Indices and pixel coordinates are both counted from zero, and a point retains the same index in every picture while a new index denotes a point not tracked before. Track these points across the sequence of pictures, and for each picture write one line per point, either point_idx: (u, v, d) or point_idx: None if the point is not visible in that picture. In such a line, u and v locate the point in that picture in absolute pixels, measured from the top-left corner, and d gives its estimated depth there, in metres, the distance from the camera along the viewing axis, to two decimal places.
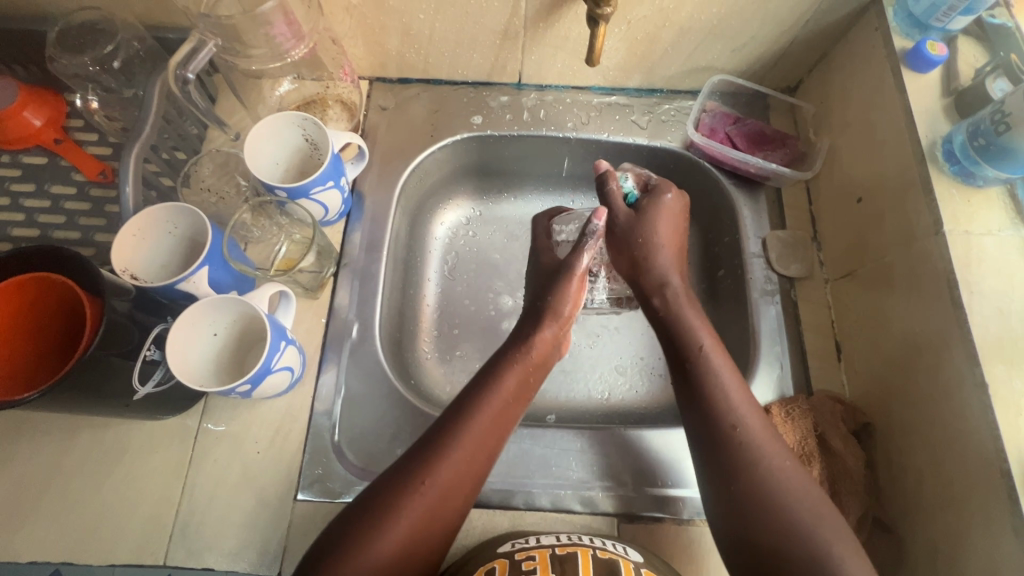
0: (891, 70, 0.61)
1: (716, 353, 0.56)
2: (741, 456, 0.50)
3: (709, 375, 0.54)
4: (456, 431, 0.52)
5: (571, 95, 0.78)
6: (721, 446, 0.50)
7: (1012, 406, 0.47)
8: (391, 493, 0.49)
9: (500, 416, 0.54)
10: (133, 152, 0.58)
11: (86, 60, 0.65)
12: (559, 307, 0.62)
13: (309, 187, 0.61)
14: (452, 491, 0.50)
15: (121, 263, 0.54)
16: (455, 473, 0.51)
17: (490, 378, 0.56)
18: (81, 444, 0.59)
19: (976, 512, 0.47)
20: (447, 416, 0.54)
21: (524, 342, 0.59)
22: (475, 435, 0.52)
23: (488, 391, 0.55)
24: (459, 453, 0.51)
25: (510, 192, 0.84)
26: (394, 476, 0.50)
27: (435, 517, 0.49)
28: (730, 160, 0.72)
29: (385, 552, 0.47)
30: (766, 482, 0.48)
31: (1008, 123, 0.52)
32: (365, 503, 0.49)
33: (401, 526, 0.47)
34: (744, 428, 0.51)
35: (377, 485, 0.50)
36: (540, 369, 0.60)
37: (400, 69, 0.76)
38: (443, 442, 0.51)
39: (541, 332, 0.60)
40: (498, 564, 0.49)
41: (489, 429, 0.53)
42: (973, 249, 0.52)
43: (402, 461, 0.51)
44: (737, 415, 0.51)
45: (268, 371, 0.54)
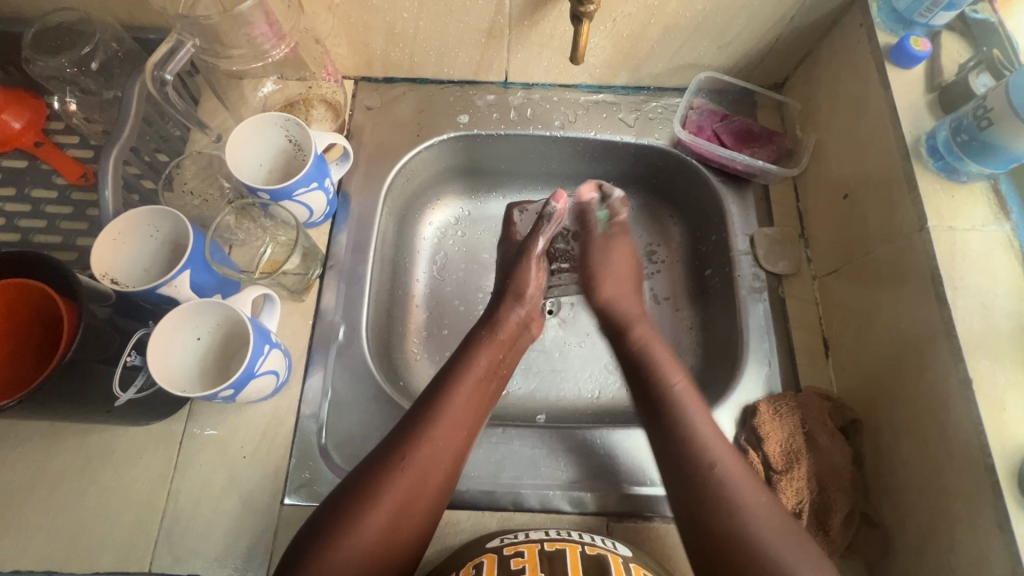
0: (876, 66, 0.61)
1: (687, 392, 0.56)
2: (717, 493, 0.49)
3: (684, 418, 0.54)
4: (433, 406, 0.54)
5: (557, 93, 0.78)
6: (700, 482, 0.50)
7: (995, 400, 0.47)
8: (373, 468, 0.50)
9: (474, 393, 0.57)
10: (113, 154, 0.57)
11: (63, 62, 0.64)
12: (527, 288, 0.67)
13: (292, 189, 0.60)
14: (432, 466, 0.51)
15: (100, 269, 0.54)
16: (435, 447, 0.52)
17: (463, 357, 0.59)
18: (64, 451, 0.58)
19: (961, 507, 0.47)
20: (425, 395, 0.56)
21: (492, 323, 0.64)
22: (451, 411, 0.54)
23: (461, 368, 0.58)
24: (436, 428, 0.53)
25: (499, 191, 0.84)
26: (373, 457, 0.52)
27: (418, 493, 0.50)
28: (717, 158, 0.72)
29: (371, 531, 0.47)
30: (742, 518, 0.48)
31: (990, 119, 0.51)
32: (350, 484, 0.50)
33: (385, 500, 0.49)
34: (722, 467, 0.51)
35: (361, 465, 0.51)
36: (510, 349, 0.64)
37: (385, 68, 0.76)
38: (420, 417, 0.54)
39: (504, 312, 0.65)
40: (486, 559, 0.49)
41: (466, 405, 0.56)
42: (958, 245, 0.52)
43: (381, 443, 0.53)
44: (714, 453, 0.51)
45: (252, 375, 0.54)
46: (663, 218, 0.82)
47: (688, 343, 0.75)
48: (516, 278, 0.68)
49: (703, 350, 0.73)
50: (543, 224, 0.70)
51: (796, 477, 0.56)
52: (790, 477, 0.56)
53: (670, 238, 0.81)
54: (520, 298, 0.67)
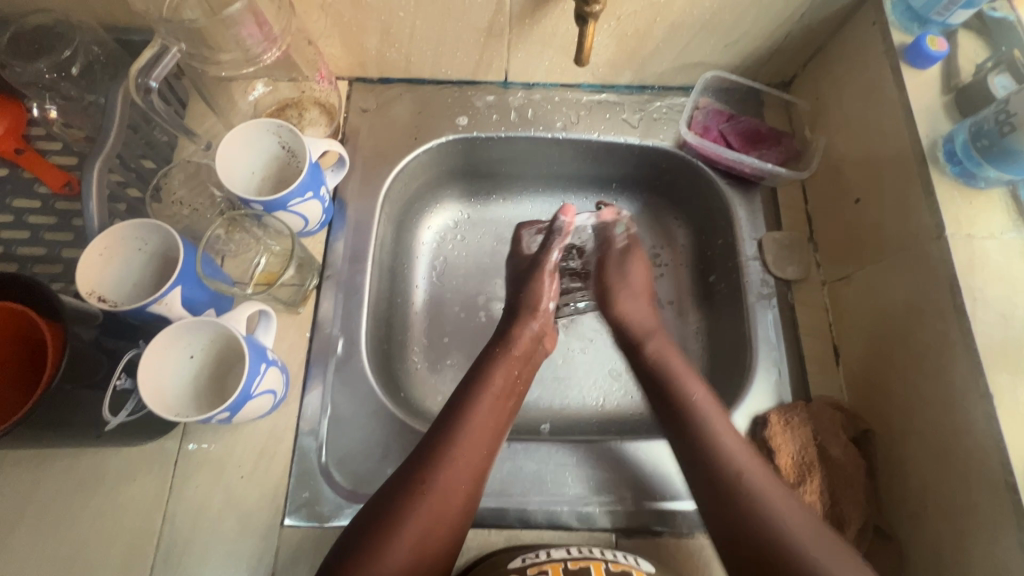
0: (890, 67, 0.59)
1: (707, 404, 0.55)
2: (748, 505, 0.48)
3: (709, 427, 0.53)
4: (454, 426, 0.53)
5: (559, 93, 0.75)
6: (728, 493, 0.49)
7: (1017, 415, 0.45)
8: (393, 495, 0.48)
9: (494, 408, 0.55)
10: (96, 165, 0.54)
11: (41, 67, 0.61)
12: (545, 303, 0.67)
13: (286, 199, 0.58)
14: (455, 488, 0.50)
15: (86, 287, 0.52)
16: (457, 469, 0.50)
17: (478, 376, 0.57)
18: (53, 474, 0.56)
19: (981, 525, 0.46)
20: (444, 414, 0.54)
21: (506, 340, 0.62)
22: (471, 431, 0.53)
23: (479, 386, 0.56)
24: (459, 448, 0.51)
25: (499, 193, 0.81)
26: (392, 482, 0.50)
27: (440, 520, 0.48)
28: (724, 160, 0.70)
29: (396, 562, 0.45)
30: (777, 529, 0.46)
31: (1013, 124, 0.50)
32: (370, 513, 0.48)
33: (409, 529, 0.47)
34: (751, 473, 0.50)
35: (382, 491, 0.49)
36: (525, 364, 0.62)
37: (380, 69, 0.73)
38: (439, 439, 0.52)
39: (517, 329, 0.63)
40: None
41: (487, 421, 0.54)
42: (976, 253, 0.51)
43: (400, 468, 0.51)
44: (739, 462, 0.50)
45: (248, 396, 0.52)
46: (668, 220, 0.80)
47: (694, 350, 0.73)
48: (530, 292, 0.67)
49: (710, 357, 0.72)
50: (554, 238, 0.70)
51: (808, 491, 0.55)
52: (802, 490, 0.55)
53: (674, 241, 0.79)
54: (534, 313, 0.65)
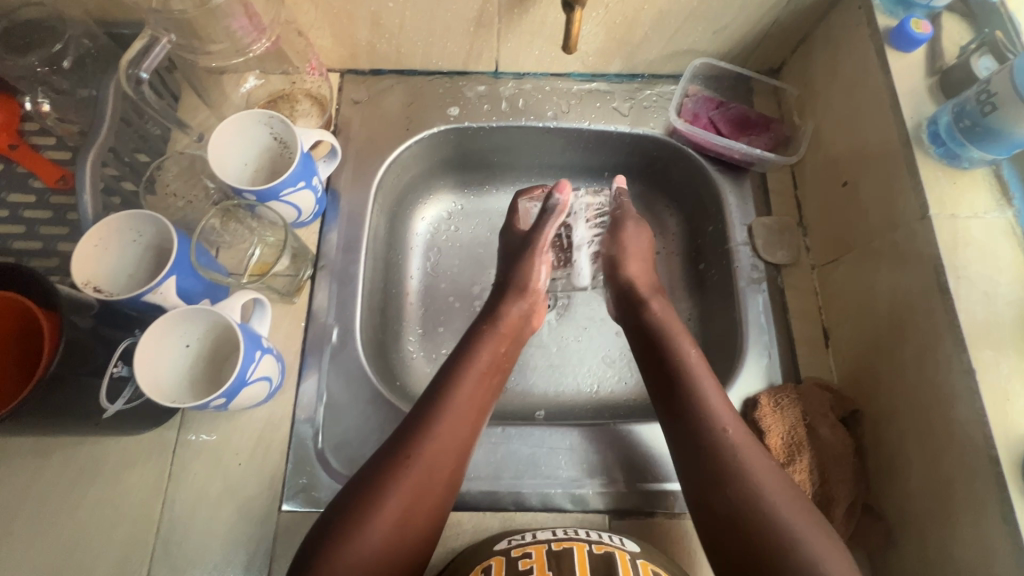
0: (875, 51, 0.59)
1: (700, 364, 0.56)
2: (723, 454, 0.49)
3: (696, 391, 0.54)
4: (437, 404, 0.53)
5: (550, 82, 0.76)
6: (710, 450, 0.50)
7: (999, 390, 0.46)
8: (378, 467, 0.49)
9: (478, 384, 0.56)
10: (89, 157, 0.55)
11: (33, 61, 0.62)
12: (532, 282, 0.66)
13: (278, 189, 0.58)
14: (441, 460, 0.50)
15: (82, 276, 0.52)
16: (441, 446, 0.51)
17: (465, 353, 0.58)
18: (53, 464, 0.57)
19: (966, 499, 0.47)
20: (429, 392, 0.55)
21: (493, 317, 0.63)
22: (456, 406, 0.53)
23: (465, 364, 0.57)
24: (442, 423, 0.52)
25: (492, 184, 0.82)
26: (379, 455, 0.50)
27: (423, 494, 0.49)
28: (713, 146, 0.71)
29: (380, 533, 0.46)
30: (750, 483, 0.47)
31: (994, 104, 0.50)
32: (357, 484, 0.49)
33: (392, 501, 0.47)
34: (734, 431, 0.51)
35: (369, 463, 0.50)
36: (513, 342, 0.63)
37: (371, 60, 0.73)
38: (425, 414, 0.53)
39: (505, 307, 0.64)
40: (494, 563, 0.48)
41: (472, 398, 0.55)
42: (960, 233, 0.51)
43: (386, 442, 0.51)
44: (724, 420, 0.51)
45: (243, 383, 0.52)
46: (659, 207, 0.80)
47: (687, 335, 0.74)
48: (519, 271, 0.66)
49: (701, 342, 0.72)
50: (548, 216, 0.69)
51: (798, 470, 0.56)
52: (792, 470, 0.56)
53: (666, 228, 0.80)
54: (524, 291, 0.65)
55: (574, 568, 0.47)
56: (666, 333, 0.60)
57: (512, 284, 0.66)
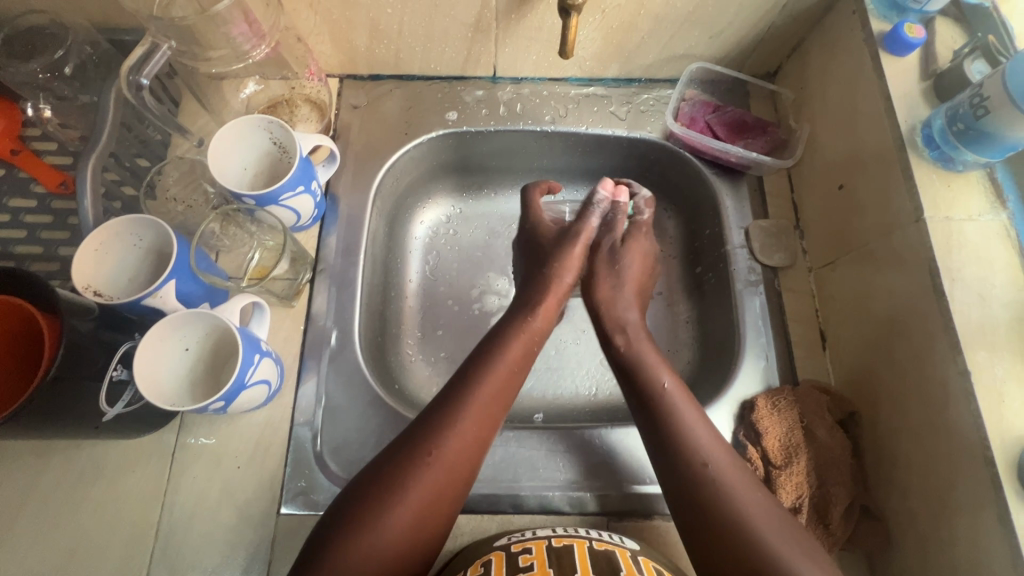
0: (870, 55, 0.60)
1: (678, 391, 0.56)
2: (703, 483, 0.49)
3: (672, 416, 0.54)
4: (460, 399, 0.53)
5: (547, 87, 0.76)
6: (694, 482, 0.49)
7: (994, 392, 0.46)
8: (399, 458, 0.49)
9: (505, 378, 0.56)
10: (90, 162, 0.56)
11: (34, 67, 0.62)
12: (562, 279, 0.67)
13: (278, 193, 0.59)
14: (463, 453, 0.51)
15: (81, 281, 0.53)
16: (461, 441, 0.51)
17: (493, 347, 0.58)
18: (54, 467, 0.57)
19: (962, 500, 0.47)
20: (453, 384, 0.55)
21: (530, 307, 0.64)
22: (480, 399, 0.54)
23: (490, 359, 0.57)
24: (467, 417, 0.52)
25: (491, 188, 0.82)
26: (403, 443, 0.51)
27: (442, 489, 0.49)
28: (710, 150, 0.71)
29: (400, 524, 0.46)
30: (734, 510, 0.47)
31: (987, 107, 0.51)
32: (379, 471, 0.49)
33: (412, 492, 0.48)
34: (711, 459, 0.50)
35: (392, 451, 0.50)
36: (541, 339, 0.63)
37: (371, 65, 0.74)
38: (450, 406, 0.53)
39: (539, 298, 0.65)
40: (494, 557, 0.48)
41: (497, 394, 0.55)
42: (955, 235, 0.52)
43: (410, 431, 0.52)
44: (705, 452, 0.51)
45: (242, 386, 0.53)
46: (657, 210, 0.81)
47: (684, 337, 0.74)
48: (558, 266, 0.67)
49: (699, 344, 0.73)
50: (592, 208, 0.72)
51: (795, 472, 0.56)
52: (790, 472, 0.56)
53: (664, 231, 0.80)
54: (555, 288, 0.66)
55: (575, 564, 0.47)
56: (637, 360, 0.59)
57: (543, 281, 0.66)
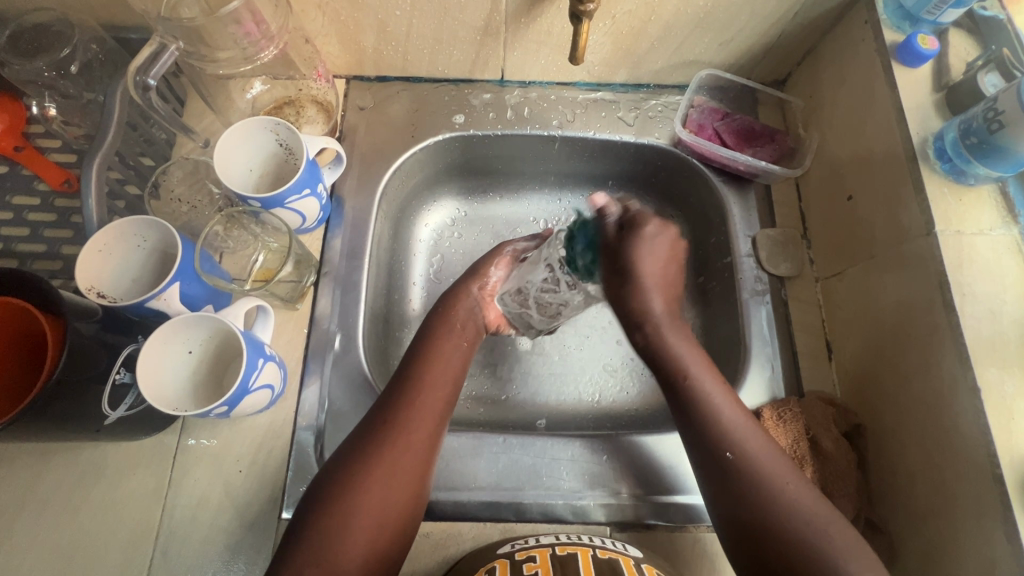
0: (882, 66, 0.60)
1: (706, 374, 0.52)
2: (720, 455, 0.49)
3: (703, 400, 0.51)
4: (386, 418, 0.51)
5: (555, 91, 0.76)
6: (714, 456, 0.49)
7: (1003, 409, 0.46)
8: (339, 470, 0.48)
9: (440, 381, 0.55)
10: (96, 161, 0.55)
11: (40, 65, 0.62)
12: (489, 273, 0.65)
13: (284, 196, 0.59)
14: (404, 454, 0.49)
15: (86, 282, 0.52)
16: (404, 449, 0.50)
17: (422, 346, 0.58)
18: (55, 468, 0.57)
19: (969, 517, 0.47)
20: (387, 393, 0.54)
21: (451, 299, 0.63)
22: (416, 402, 0.53)
23: (420, 359, 0.56)
24: (404, 421, 0.51)
25: (496, 192, 0.82)
26: (341, 454, 0.49)
27: (388, 505, 0.47)
28: (718, 157, 0.71)
29: (351, 553, 0.44)
30: (758, 480, 0.47)
31: (1002, 122, 0.50)
32: (322, 485, 0.48)
33: (358, 515, 0.46)
34: (729, 428, 0.49)
35: (332, 464, 0.49)
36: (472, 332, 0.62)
37: (378, 67, 0.73)
38: (385, 412, 0.52)
39: (463, 292, 0.63)
40: (498, 565, 0.48)
41: (434, 397, 0.54)
42: (965, 249, 0.51)
43: (348, 440, 0.51)
44: (739, 440, 0.49)
45: (246, 391, 0.52)
46: (663, 217, 0.80)
47: None
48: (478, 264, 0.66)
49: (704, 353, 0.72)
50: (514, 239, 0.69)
51: None
52: None
53: None
54: (478, 278, 0.64)
55: (580, 570, 0.47)
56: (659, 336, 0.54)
57: (466, 273, 0.65)
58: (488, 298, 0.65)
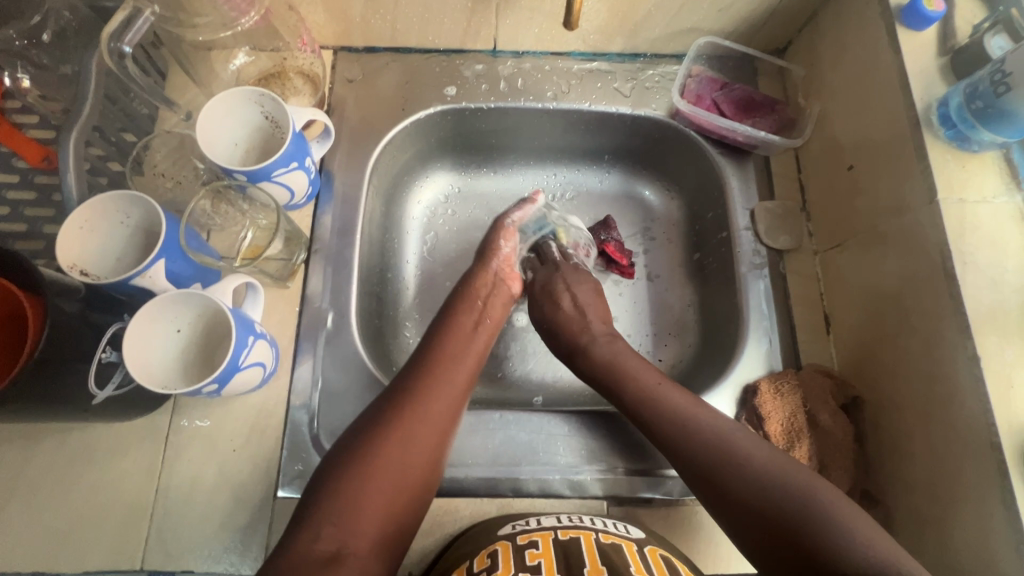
0: (886, 30, 0.58)
1: (666, 387, 0.54)
2: (701, 447, 0.48)
3: (663, 403, 0.52)
4: (413, 384, 0.52)
5: (549, 62, 0.73)
6: (710, 462, 0.47)
7: (1004, 378, 0.46)
8: (364, 428, 0.48)
9: (463, 355, 0.56)
10: (72, 136, 0.54)
11: (11, 34, 0.60)
12: (500, 247, 0.66)
13: (270, 170, 0.57)
14: (428, 418, 0.50)
15: (67, 261, 0.51)
16: (424, 417, 0.49)
17: (445, 321, 0.59)
18: (45, 450, 0.56)
19: (966, 485, 0.47)
20: (407, 368, 0.54)
21: (469, 277, 0.64)
22: (441, 372, 0.53)
23: (444, 334, 0.57)
24: (429, 388, 0.52)
25: (490, 167, 0.80)
26: (367, 416, 0.49)
27: (408, 468, 0.47)
28: (717, 129, 0.69)
29: (370, 507, 0.44)
30: (754, 472, 0.44)
31: (1009, 84, 0.49)
32: (346, 442, 0.47)
33: (380, 473, 0.45)
34: (730, 444, 0.47)
35: (356, 424, 0.49)
36: (493, 307, 0.63)
37: (366, 37, 0.71)
38: (411, 379, 0.52)
39: (483, 269, 0.64)
40: (500, 548, 0.48)
41: (458, 372, 0.54)
42: (968, 218, 0.50)
43: (373, 404, 0.51)
44: (703, 426, 0.49)
45: (236, 368, 0.51)
46: (660, 191, 0.79)
47: (687, 321, 0.73)
48: (489, 244, 0.66)
49: (701, 328, 0.72)
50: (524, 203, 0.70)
51: (797, 456, 0.56)
52: (791, 456, 0.56)
53: (668, 213, 0.79)
54: (492, 254, 0.65)
55: (582, 559, 0.46)
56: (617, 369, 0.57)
57: (478, 255, 0.66)
58: (507, 272, 0.66)
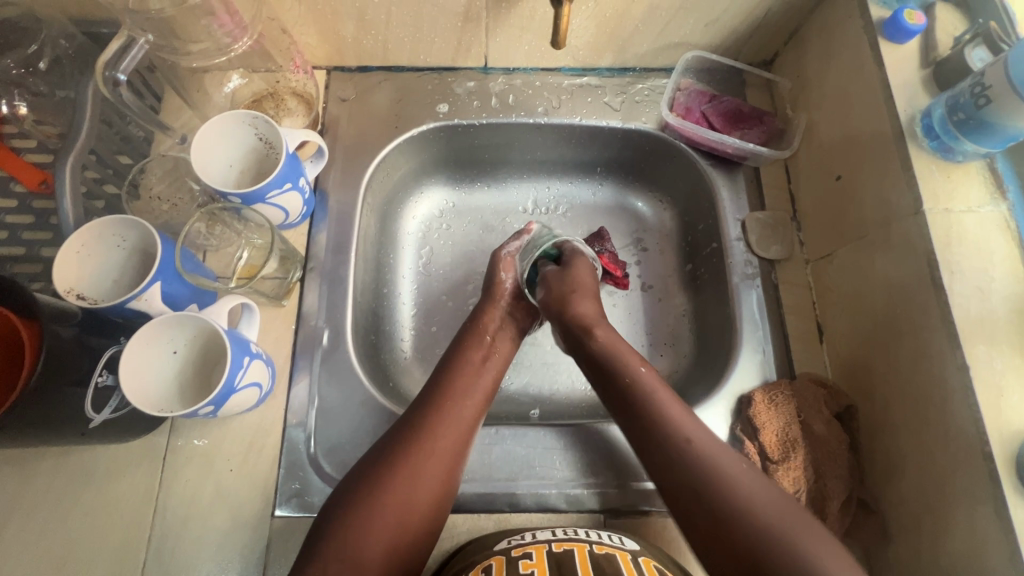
0: (868, 43, 0.59)
1: (651, 379, 0.53)
2: (683, 460, 0.48)
3: (650, 400, 0.52)
4: (418, 422, 0.52)
5: (540, 77, 0.75)
6: (689, 473, 0.47)
7: (992, 386, 0.46)
8: (370, 469, 0.48)
9: (469, 392, 0.55)
10: (68, 162, 0.55)
11: (9, 62, 0.61)
12: (502, 279, 0.65)
13: (264, 191, 0.57)
14: (432, 459, 0.49)
15: (65, 284, 0.52)
16: (429, 457, 0.49)
17: (453, 356, 0.59)
18: (42, 472, 0.56)
19: (960, 496, 0.47)
20: (416, 404, 0.54)
21: (479, 310, 0.63)
22: (446, 410, 0.53)
23: (453, 371, 0.57)
24: (434, 427, 0.51)
25: (484, 181, 0.81)
26: (373, 455, 0.50)
27: (410, 509, 0.47)
28: (706, 141, 0.70)
29: (372, 551, 0.44)
30: (742, 500, 0.45)
31: (988, 96, 0.50)
32: (352, 481, 0.48)
33: (382, 514, 0.46)
34: (712, 455, 0.47)
35: (362, 463, 0.49)
36: (499, 341, 0.62)
37: (358, 57, 0.72)
38: (416, 418, 0.52)
39: (491, 304, 0.63)
40: (494, 562, 0.48)
41: (465, 410, 0.54)
42: (954, 227, 0.51)
43: (380, 442, 0.51)
44: (689, 432, 0.49)
45: (232, 390, 0.52)
46: (653, 202, 0.80)
47: (682, 332, 0.74)
48: (490, 273, 0.65)
49: (696, 338, 0.72)
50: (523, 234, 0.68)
51: (793, 466, 0.56)
52: (787, 467, 0.56)
53: (662, 224, 0.79)
54: (497, 290, 0.64)
55: (576, 569, 0.46)
56: (616, 364, 0.55)
57: (485, 288, 0.65)
58: (513, 300, 0.64)
